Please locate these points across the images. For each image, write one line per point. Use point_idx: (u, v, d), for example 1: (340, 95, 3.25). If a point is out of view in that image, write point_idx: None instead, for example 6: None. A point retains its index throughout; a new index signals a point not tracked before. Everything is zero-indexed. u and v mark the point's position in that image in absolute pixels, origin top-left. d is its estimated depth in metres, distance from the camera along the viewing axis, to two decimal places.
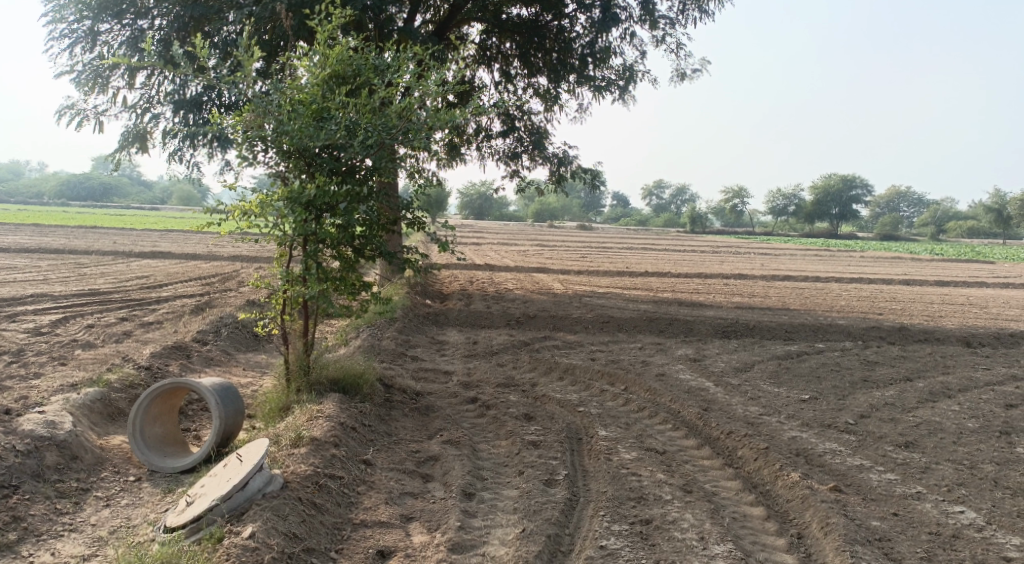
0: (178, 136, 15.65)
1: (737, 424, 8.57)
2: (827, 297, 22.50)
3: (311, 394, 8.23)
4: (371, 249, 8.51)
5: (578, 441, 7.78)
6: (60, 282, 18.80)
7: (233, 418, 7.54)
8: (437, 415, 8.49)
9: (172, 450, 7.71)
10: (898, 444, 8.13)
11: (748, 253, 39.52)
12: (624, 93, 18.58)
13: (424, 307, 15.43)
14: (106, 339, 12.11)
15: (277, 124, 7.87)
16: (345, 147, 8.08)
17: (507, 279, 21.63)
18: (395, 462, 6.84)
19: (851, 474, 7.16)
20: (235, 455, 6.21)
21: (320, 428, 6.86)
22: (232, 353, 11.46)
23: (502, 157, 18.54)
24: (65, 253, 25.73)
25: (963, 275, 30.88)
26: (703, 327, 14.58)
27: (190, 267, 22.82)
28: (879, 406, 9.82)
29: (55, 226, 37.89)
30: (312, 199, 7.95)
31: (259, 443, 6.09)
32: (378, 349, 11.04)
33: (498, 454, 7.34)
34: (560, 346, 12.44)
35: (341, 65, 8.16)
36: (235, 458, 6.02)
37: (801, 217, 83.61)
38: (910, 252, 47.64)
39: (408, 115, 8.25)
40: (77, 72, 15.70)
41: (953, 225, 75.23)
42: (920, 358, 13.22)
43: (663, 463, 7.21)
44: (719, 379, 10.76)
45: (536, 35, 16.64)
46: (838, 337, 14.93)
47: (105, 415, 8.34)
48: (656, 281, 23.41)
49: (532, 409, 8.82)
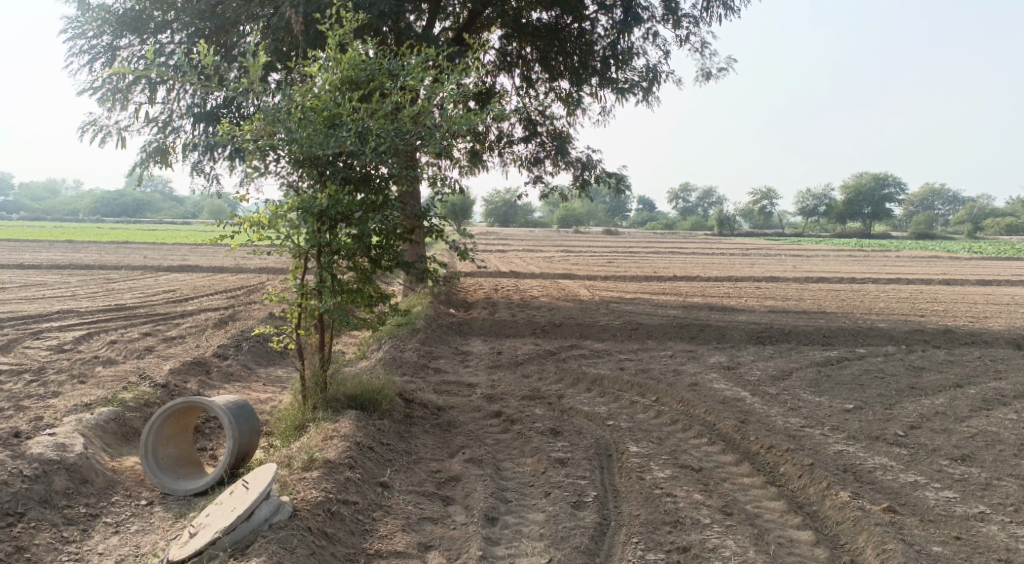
0: (198, 149, 15.47)
1: (777, 437, 8.09)
2: (864, 299, 21.83)
3: (328, 412, 7.88)
4: (388, 260, 8.17)
5: (608, 458, 7.35)
6: (87, 298, 18.72)
7: (248, 438, 7.18)
8: (459, 431, 8.10)
9: (185, 472, 7.34)
10: (953, 458, 7.62)
11: (780, 255, 38.78)
12: (648, 94, 18.15)
13: (449, 317, 15.10)
14: (128, 355, 11.88)
15: (288, 132, 7.55)
16: (358, 154, 7.73)
17: (533, 286, 21.24)
18: (414, 485, 6.45)
19: (904, 493, 6.67)
20: (242, 481, 5.85)
21: (334, 449, 6.49)
22: (253, 368, 11.18)
23: (524, 163, 18.19)
24: (93, 268, 25.76)
25: (1006, 274, 29.97)
26: (736, 333, 14.07)
27: (216, 281, 22.70)
28: (929, 416, 9.31)
29: (88, 243, 37.96)
30: (325, 209, 7.62)
31: (267, 468, 5.73)
32: (400, 362, 10.69)
33: (523, 473, 6.93)
34: (588, 355, 11.99)
35: (354, 70, 7.85)
36: (244, 484, 5.70)
37: (833, 218, 82.29)
38: (946, 250, 46.53)
39: (424, 119, 7.89)
40: (98, 87, 15.57)
41: (991, 223, 73.59)
42: (968, 362, 12.64)
43: (700, 482, 6.76)
44: (756, 388, 10.27)
45: (557, 39, 16.29)
46: (879, 341, 14.35)
47: (119, 435, 7.98)
48: (686, 286, 22.92)
49: (559, 423, 8.40)
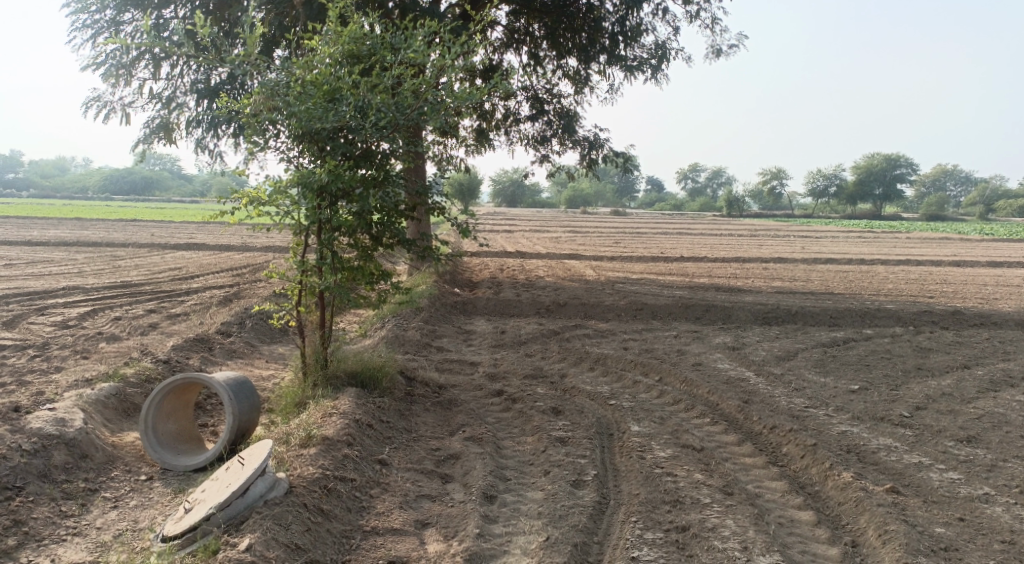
0: (201, 125, 15.40)
1: (780, 417, 8.02)
2: (872, 280, 21.70)
3: (328, 389, 7.83)
4: (389, 237, 8.08)
5: (609, 437, 7.30)
6: (94, 275, 18.74)
7: (248, 415, 7.14)
8: (460, 410, 8.05)
9: (186, 448, 7.29)
10: (959, 440, 7.56)
11: (788, 236, 38.55)
12: (657, 72, 17.96)
13: (453, 295, 15.06)
14: (131, 332, 11.87)
15: (287, 106, 7.47)
16: (358, 129, 7.62)
17: (538, 266, 21.17)
18: (413, 462, 6.41)
19: (908, 474, 6.61)
20: (239, 457, 5.82)
21: (332, 426, 6.45)
22: (255, 345, 11.15)
23: (531, 142, 18.07)
24: (101, 246, 25.77)
25: (1016, 255, 29.75)
26: (742, 313, 13.98)
27: (223, 259, 22.69)
28: (935, 397, 9.24)
29: (96, 220, 37.93)
30: (325, 184, 7.52)
31: (264, 444, 5.70)
32: (403, 341, 10.66)
33: (523, 451, 6.89)
34: (592, 335, 11.93)
35: (355, 43, 7.72)
36: (240, 459, 5.68)
37: (843, 199, 81.78)
38: (957, 231, 46.14)
39: (425, 93, 7.76)
40: (101, 63, 15.46)
41: (1003, 205, 73.06)
42: (976, 344, 12.54)
43: (701, 462, 6.70)
44: (760, 369, 10.21)
45: (564, 15, 16.02)
46: (887, 322, 14.24)
47: (120, 411, 7.90)
48: (692, 267, 22.82)
49: (561, 402, 8.34)
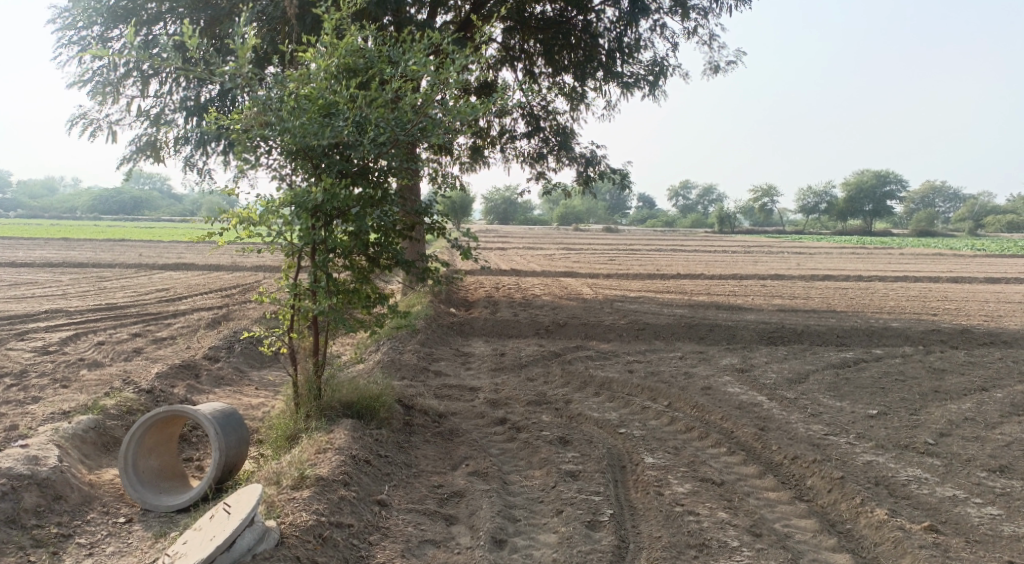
0: (189, 143, 14.96)
1: (801, 446, 7.59)
2: (874, 297, 21.35)
3: (322, 421, 7.34)
4: (386, 258, 7.64)
5: (621, 470, 6.85)
6: (78, 297, 18.20)
7: (236, 449, 6.66)
8: (462, 441, 7.59)
9: (169, 486, 6.77)
10: (992, 470, 7.16)
11: (781, 253, 38.29)
12: (654, 88, 17.63)
13: (449, 316, 14.60)
14: (115, 358, 11.33)
15: (279, 121, 7.04)
16: (355, 146, 7.21)
17: (534, 284, 20.76)
18: (415, 502, 5.95)
19: (944, 509, 6.22)
20: (225, 503, 5.34)
21: (327, 464, 5.97)
22: (244, 371, 10.66)
23: (527, 159, 17.68)
24: (87, 266, 25.23)
25: (1013, 271, 29.53)
26: (746, 333, 13.56)
27: (212, 279, 22.16)
28: (958, 422, 8.83)
29: (83, 240, 37.38)
30: (320, 203, 7.09)
31: (252, 490, 5.23)
32: (399, 365, 10.19)
33: (531, 487, 6.43)
34: (595, 357, 11.49)
35: (352, 56, 7.32)
36: (226, 505, 5.21)
37: (834, 215, 81.82)
38: (949, 248, 46.01)
39: (426, 108, 7.36)
40: (88, 80, 15.00)
41: (993, 219, 72.89)
42: (989, 364, 12.15)
43: (723, 497, 6.27)
44: (772, 392, 9.77)
45: (560, 32, 15.71)
46: (895, 341, 13.85)
47: (99, 445, 7.37)
48: (690, 284, 22.43)
49: (568, 432, 7.89)
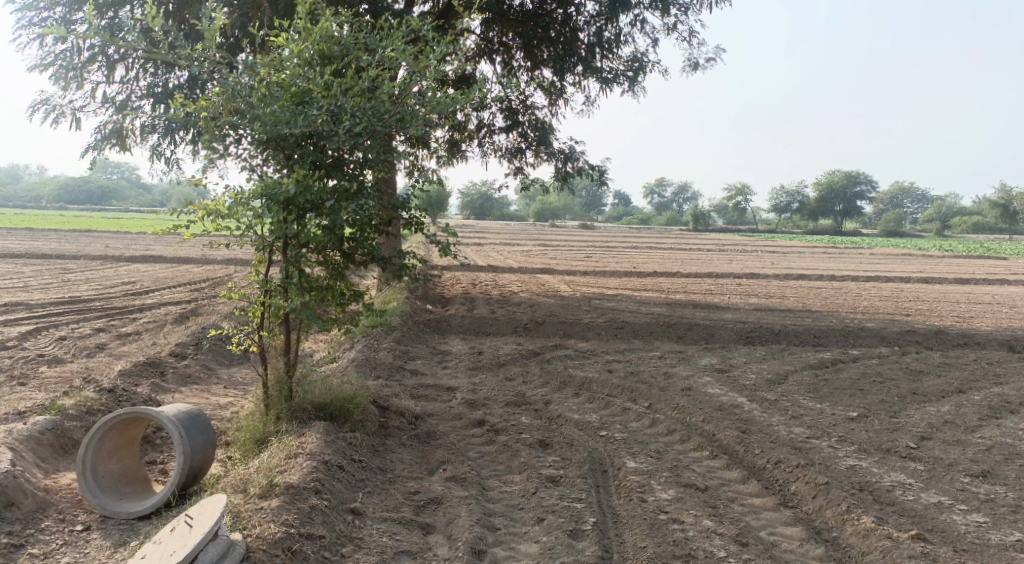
0: (157, 131, 14.55)
1: (783, 450, 7.46)
2: (848, 297, 21.38)
3: (292, 423, 7.07)
4: (362, 254, 7.37)
5: (603, 475, 6.67)
6: (41, 289, 17.71)
7: (201, 453, 6.39)
8: (439, 444, 7.36)
9: (131, 491, 6.48)
10: (975, 475, 7.08)
11: (754, 252, 38.38)
12: (634, 85, 17.48)
13: (425, 313, 14.35)
14: (77, 354, 10.96)
15: (250, 108, 6.75)
16: (330, 136, 6.93)
17: (510, 281, 20.56)
18: (390, 510, 5.73)
19: (930, 516, 6.13)
20: (184, 515, 5.10)
21: (296, 471, 5.72)
22: (212, 369, 10.35)
23: (505, 153, 17.47)
24: (52, 258, 24.63)
25: (981, 272, 29.82)
26: (724, 332, 13.45)
27: (180, 272, 21.70)
28: (938, 425, 8.76)
29: (49, 230, 36.70)
30: (292, 196, 6.81)
31: (215, 501, 5.00)
32: (374, 364, 9.94)
33: (511, 493, 6.24)
34: (573, 356, 11.31)
35: (327, 43, 7.03)
36: (186, 518, 4.94)
37: (805, 214, 82.47)
38: (918, 249, 46.42)
39: (404, 98, 7.11)
40: (50, 64, 14.50)
41: (959, 220, 73.64)
42: (965, 366, 12.14)
43: (707, 504, 6.13)
44: (753, 394, 9.65)
45: (539, 26, 15.47)
46: (872, 341, 13.82)
47: (57, 447, 7.05)
48: (667, 282, 22.35)
49: (548, 434, 7.69)
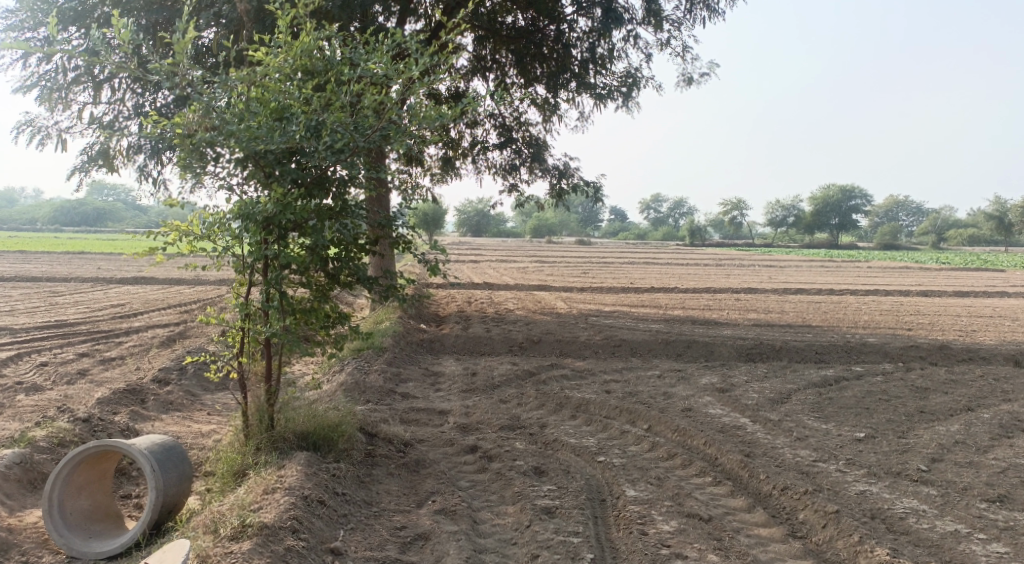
0: (143, 151, 14.23)
1: (789, 474, 7.12)
2: (847, 311, 21.07)
3: (273, 454, 6.73)
4: (347, 275, 7.03)
5: (600, 504, 6.35)
6: (27, 313, 17.32)
7: (176, 487, 6.04)
8: (428, 473, 7.02)
9: (102, 529, 6.13)
10: (991, 500, 6.75)
11: (751, 266, 38.08)
12: (628, 100, 17.24)
13: (418, 332, 14.01)
14: (57, 381, 10.58)
15: (227, 125, 6.45)
16: (310, 152, 6.60)
17: (507, 299, 20.23)
18: (373, 548, 5.40)
19: (947, 546, 5.83)
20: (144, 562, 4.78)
21: (273, 509, 5.41)
22: (197, 394, 9.99)
23: (499, 171, 17.21)
24: (41, 280, 24.24)
25: (980, 285, 29.55)
26: (724, 349, 13.12)
27: (171, 294, 21.34)
28: (948, 445, 8.43)
29: (40, 252, 36.36)
30: (272, 215, 6.49)
31: (179, 546, 4.74)
32: (363, 388, 9.59)
33: (503, 526, 5.91)
34: (570, 376, 10.97)
35: (308, 56, 6.72)
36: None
37: (801, 228, 82.35)
38: (915, 261, 46.17)
39: (388, 111, 6.79)
40: (34, 85, 14.20)
41: (955, 232, 73.51)
42: (971, 382, 11.82)
43: (711, 537, 5.82)
44: (756, 414, 9.31)
45: (532, 42, 15.26)
46: (874, 357, 13.49)
47: (25, 483, 6.70)
48: (665, 298, 22.03)
49: (543, 460, 7.35)
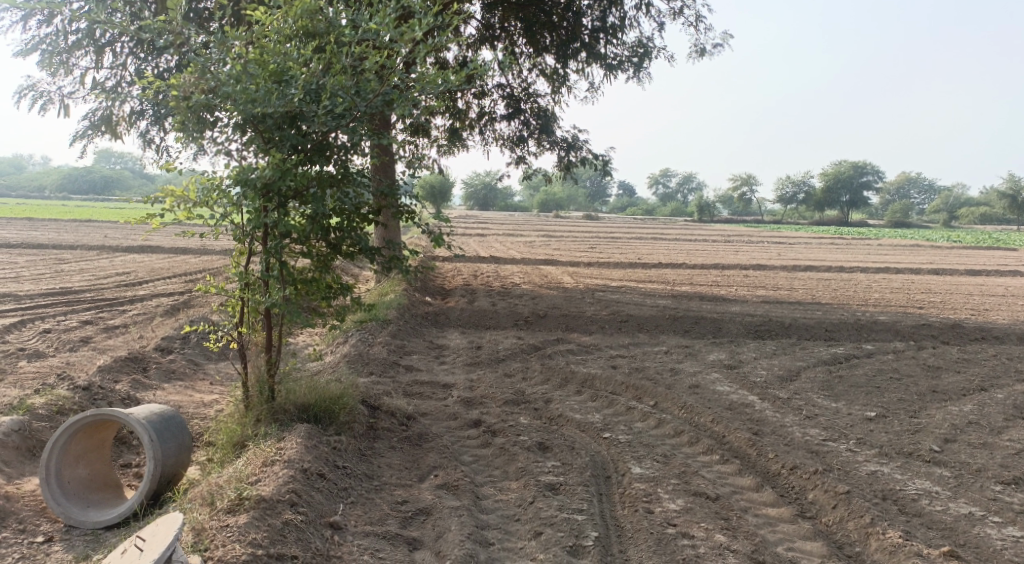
0: (146, 116, 14.03)
1: (798, 453, 6.99)
2: (857, 289, 20.83)
3: (273, 426, 6.62)
4: (348, 245, 6.86)
5: (605, 481, 6.22)
6: (32, 280, 17.24)
7: (173, 457, 5.94)
8: (431, 447, 6.90)
9: (99, 498, 6.04)
10: (1006, 483, 6.60)
11: (761, 243, 37.76)
12: (639, 71, 16.94)
13: (423, 305, 13.88)
14: (59, 348, 10.49)
15: (224, 88, 6.27)
16: (310, 116, 6.41)
17: (514, 272, 20.05)
18: (374, 523, 5.30)
19: (960, 528, 5.70)
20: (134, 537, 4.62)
21: (271, 482, 5.31)
22: (199, 364, 9.89)
23: (507, 142, 16.96)
24: (47, 247, 24.19)
25: (992, 264, 29.21)
26: (732, 326, 12.94)
27: (176, 263, 21.22)
28: (961, 426, 8.27)
29: (48, 220, 36.34)
30: (271, 182, 6.33)
31: (172, 520, 4.58)
32: (367, 360, 9.47)
33: (506, 502, 5.80)
34: (576, 351, 10.83)
35: (308, 17, 6.52)
36: (137, 540, 4.52)
37: (811, 205, 81.73)
38: (926, 240, 45.68)
39: (390, 75, 6.59)
40: (36, 49, 14.00)
41: (966, 211, 72.91)
42: (983, 362, 11.63)
43: (718, 516, 5.70)
44: (764, 391, 9.16)
45: (541, 10, 14.95)
46: (885, 335, 13.31)
47: (23, 451, 6.61)
48: (673, 273, 21.82)
49: (547, 436, 7.22)
